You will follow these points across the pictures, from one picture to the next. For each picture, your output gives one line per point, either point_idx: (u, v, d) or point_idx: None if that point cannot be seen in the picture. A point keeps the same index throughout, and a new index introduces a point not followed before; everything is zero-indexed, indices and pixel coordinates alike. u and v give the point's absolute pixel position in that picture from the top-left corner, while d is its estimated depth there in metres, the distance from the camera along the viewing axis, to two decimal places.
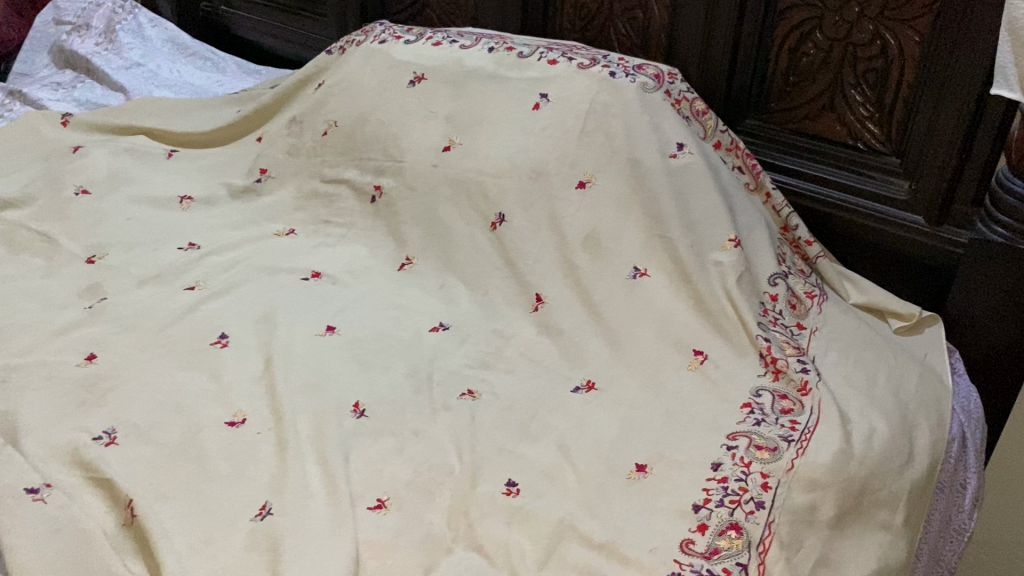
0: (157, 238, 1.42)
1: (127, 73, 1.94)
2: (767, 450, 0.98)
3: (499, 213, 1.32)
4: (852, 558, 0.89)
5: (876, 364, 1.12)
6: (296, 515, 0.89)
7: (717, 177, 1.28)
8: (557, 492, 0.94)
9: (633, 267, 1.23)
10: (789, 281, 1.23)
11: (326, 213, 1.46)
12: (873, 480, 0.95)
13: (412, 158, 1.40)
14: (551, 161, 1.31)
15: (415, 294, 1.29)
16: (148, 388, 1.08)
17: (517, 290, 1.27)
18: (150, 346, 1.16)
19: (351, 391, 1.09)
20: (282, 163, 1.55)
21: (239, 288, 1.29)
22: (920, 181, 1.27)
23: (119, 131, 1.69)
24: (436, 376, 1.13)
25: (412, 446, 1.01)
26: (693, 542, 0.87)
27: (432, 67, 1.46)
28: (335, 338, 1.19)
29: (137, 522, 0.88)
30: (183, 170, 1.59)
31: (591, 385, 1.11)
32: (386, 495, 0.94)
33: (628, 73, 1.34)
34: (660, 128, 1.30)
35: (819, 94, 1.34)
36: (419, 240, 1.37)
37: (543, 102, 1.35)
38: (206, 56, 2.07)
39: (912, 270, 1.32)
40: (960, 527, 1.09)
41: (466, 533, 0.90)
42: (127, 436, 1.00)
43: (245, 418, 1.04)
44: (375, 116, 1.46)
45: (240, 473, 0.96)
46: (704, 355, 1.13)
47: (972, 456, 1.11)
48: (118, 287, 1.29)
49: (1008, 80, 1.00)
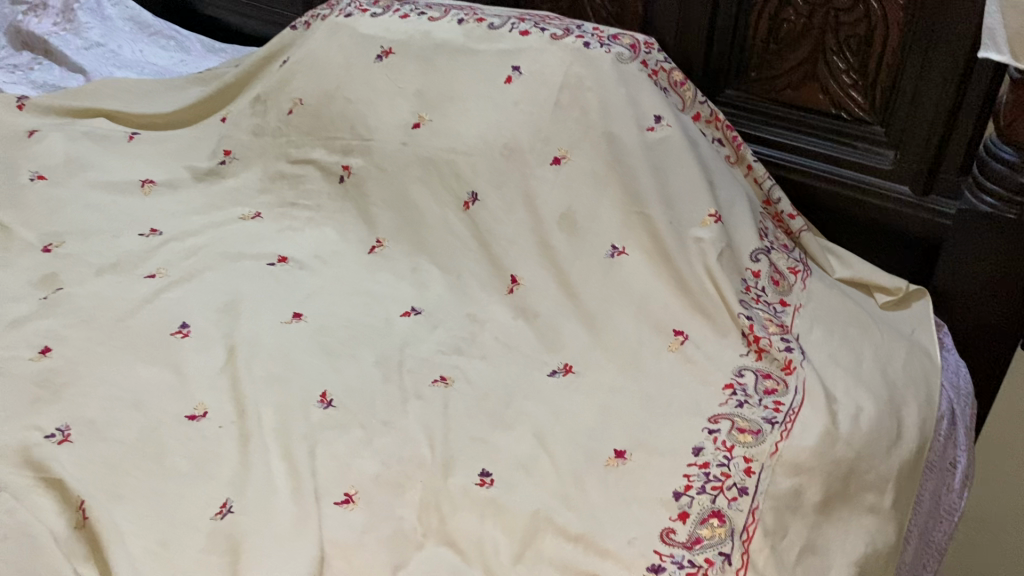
0: (117, 225, 1.37)
1: (87, 54, 1.88)
2: (749, 433, 0.94)
3: (472, 192, 1.27)
4: (840, 544, 0.86)
5: (862, 341, 1.08)
6: (260, 516, 0.86)
7: (696, 150, 1.23)
8: (532, 483, 0.91)
9: (611, 245, 1.19)
10: (772, 256, 1.19)
11: (292, 196, 1.41)
12: (860, 462, 0.92)
13: (381, 137, 1.35)
14: (524, 137, 1.26)
15: (386, 279, 1.25)
16: (105, 382, 1.03)
17: (491, 272, 1.24)
18: (108, 338, 1.11)
19: (318, 381, 1.05)
20: (247, 144, 1.49)
21: (203, 275, 1.25)
22: (905, 150, 1.23)
23: (78, 113, 1.63)
24: (407, 364, 1.09)
25: (381, 438, 0.97)
26: (674, 532, 0.83)
27: (399, 41, 1.39)
28: (301, 326, 1.15)
29: (90, 525, 0.83)
30: (145, 154, 1.54)
31: (569, 368, 1.08)
32: (353, 489, 0.90)
33: (603, 43, 1.28)
34: (637, 100, 1.24)
35: (801, 62, 1.29)
36: (390, 223, 1.33)
37: (515, 75, 1.29)
38: (170, 35, 2.00)
39: (897, 243, 1.29)
40: (949, 507, 1.06)
41: (438, 528, 0.87)
42: (80, 433, 0.96)
43: (206, 411, 0.99)
44: (340, 94, 1.40)
45: (201, 470, 0.92)
46: (685, 335, 1.10)
47: (962, 434, 1.08)
48: (75, 277, 1.24)
49: (996, 42, 0.95)
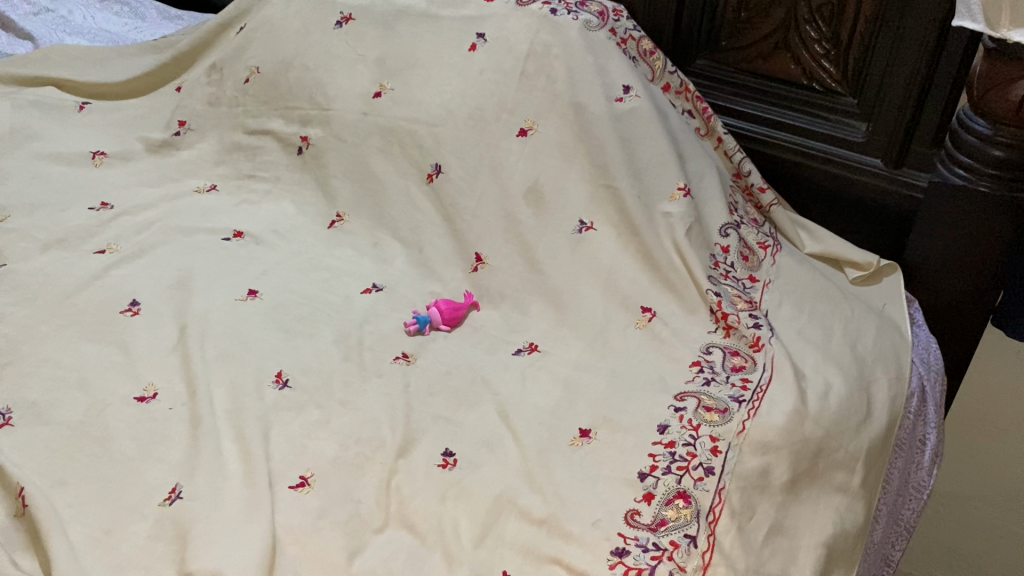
0: (66, 198, 1.32)
1: (36, 20, 1.81)
2: (716, 411, 0.91)
3: (436, 164, 1.23)
4: (808, 523, 0.84)
5: (831, 317, 1.06)
6: (209, 500, 0.83)
7: (665, 121, 1.19)
8: (495, 463, 0.88)
9: (579, 220, 1.15)
10: (741, 231, 1.16)
11: (249, 167, 1.38)
12: (829, 439, 0.90)
13: (341, 106, 1.30)
14: (488, 106, 1.22)
15: (346, 255, 1.22)
16: (50, 362, 0.99)
17: (454, 247, 1.21)
18: (53, 317, 1.06)
19: (273, 361, 1.01)
20: (202, 114, 1.44)
21: (155, 250, 1.20)
22: (877, 122, 1.20)
23: (24, 81, 1.55)
24: (367, 341, 1.06)
25: (339, 418, 0.93)
26: (639, 514, 0.81)
27: (360, 7, 1.34)
28: (256, 304, 1.11)
29: (31, 513, 0.78)
30: (96, 125, 1.48)
31: (534, 347, 1.06)
32: (309, 472, 0.87)
33: (571, 10, 1.23)
34: (605, 69, 1.20)
35: (773, 31, 1.26)
36: (351, 196, 1.29)
37: (479, 43, 1.24)
38: (123, 1, 1.93)
39: (868, 218, 1.27)
40: (919, 484, 1.05)
41: (398, 510, 0.83)
42: (22, 416, 0.91)
43: (155, 393, 0.95)
44: (299, 62, 1.35)
45: (148, 454, 0.88)
46: (653, 312, 1.07)
47: (932, 411, 1.06)
48: (19, 253, 1.18)
49: (971, 10, 0.88)
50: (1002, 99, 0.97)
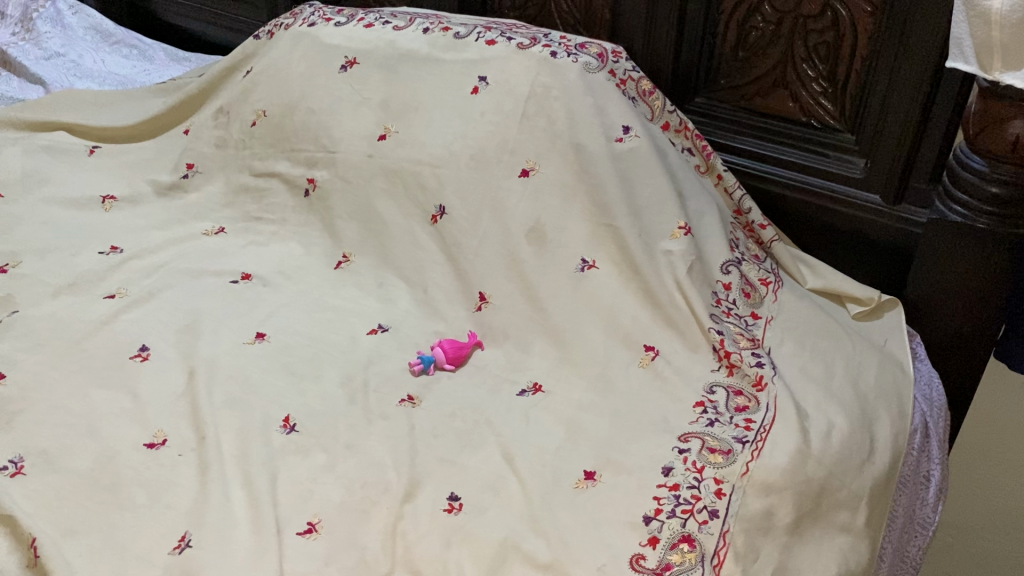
0: (76, 242, 1.34)
1: (47, 65, 1.85)
2: (720, 453, 0.92)
3: (439, 205, 1.25)
4: (813, 565, 0.84)
5: (833, 353, 1.07)
6: (217, 548, 0.83)
7: (664, 160, 1.21)
8: (500, 506, 0.89)
9: (581, 258, 1.16)
10: (742, 268, 1.17)
11: (256, 209, 1.39)
12: (832, 479, 0.90)
13: (345, 148, 1.33)
14: (490, 147, 1.23)
15: (351, 294, 1.23)
16: (60, 410, 1.00)
17: (457, 287, 1.22)
18: (63, 363, 1.07)
19: (280, 405, 1.02)
20: (210, 156, 1.47)
21: (164, 294, 1.22)
22: (875, 157, 1.22)
23: (36, 126, 1.58)
24: (372, 383, 1.07)
25: (345, 463, 0.94)
26: (644, 558, 0.81)
27: (363, 50, 1.37)
28: (263, 347, 1.13)
29: (42, 564, 0.80)
30: (105, 168, 1.50)
31: (538, 387, 1.06)
32: (316, 518, 0.88)
33: (570, 52, 1.26)
34: (604, 110, 1.22)
35: (771, 69, 1.29)
36: (355, 236, 1.30)
37: (481, 86, 1.27)
38: (132, 44, 1.98)
39: (868, 252, 1.28)
40: (924, 520, 1.05)
41: (404, 556, 0.84)
42: (34, 464, 0.93)
43: (164, 439, 0.96)
44: (304, 105, 1.38)
45: (157, 501, 0.89)
46: (656, 351, 1.08)
47: (935, 446, 1.07)
48: (30, 298, 1.20)
49: (964, 52, 0.90)
50: (997, 136, 0.98)
